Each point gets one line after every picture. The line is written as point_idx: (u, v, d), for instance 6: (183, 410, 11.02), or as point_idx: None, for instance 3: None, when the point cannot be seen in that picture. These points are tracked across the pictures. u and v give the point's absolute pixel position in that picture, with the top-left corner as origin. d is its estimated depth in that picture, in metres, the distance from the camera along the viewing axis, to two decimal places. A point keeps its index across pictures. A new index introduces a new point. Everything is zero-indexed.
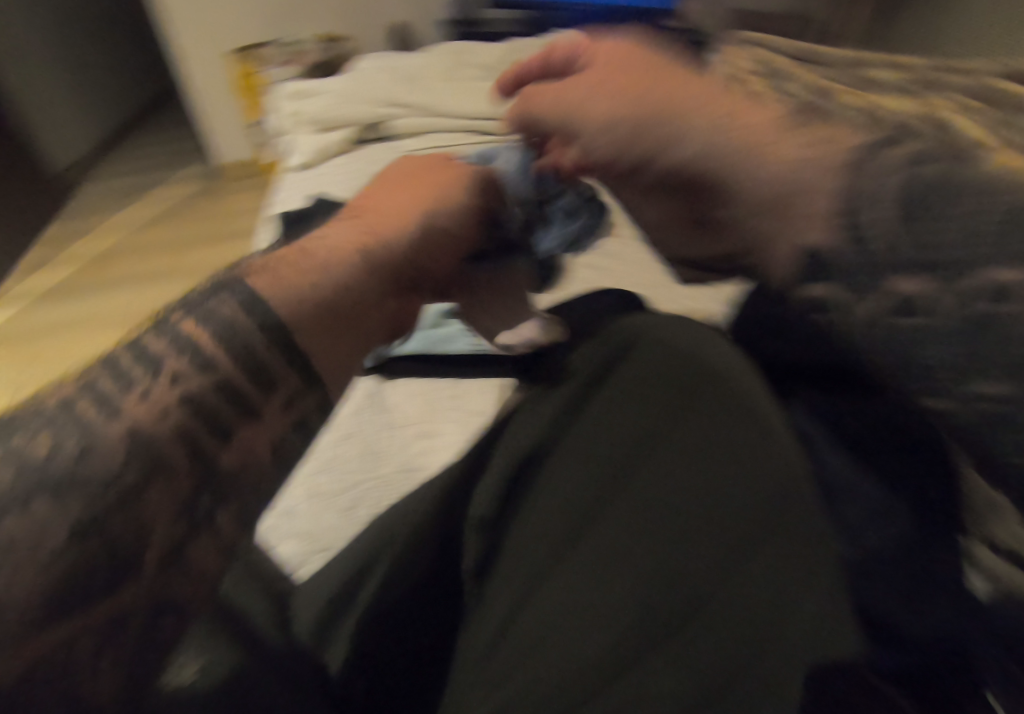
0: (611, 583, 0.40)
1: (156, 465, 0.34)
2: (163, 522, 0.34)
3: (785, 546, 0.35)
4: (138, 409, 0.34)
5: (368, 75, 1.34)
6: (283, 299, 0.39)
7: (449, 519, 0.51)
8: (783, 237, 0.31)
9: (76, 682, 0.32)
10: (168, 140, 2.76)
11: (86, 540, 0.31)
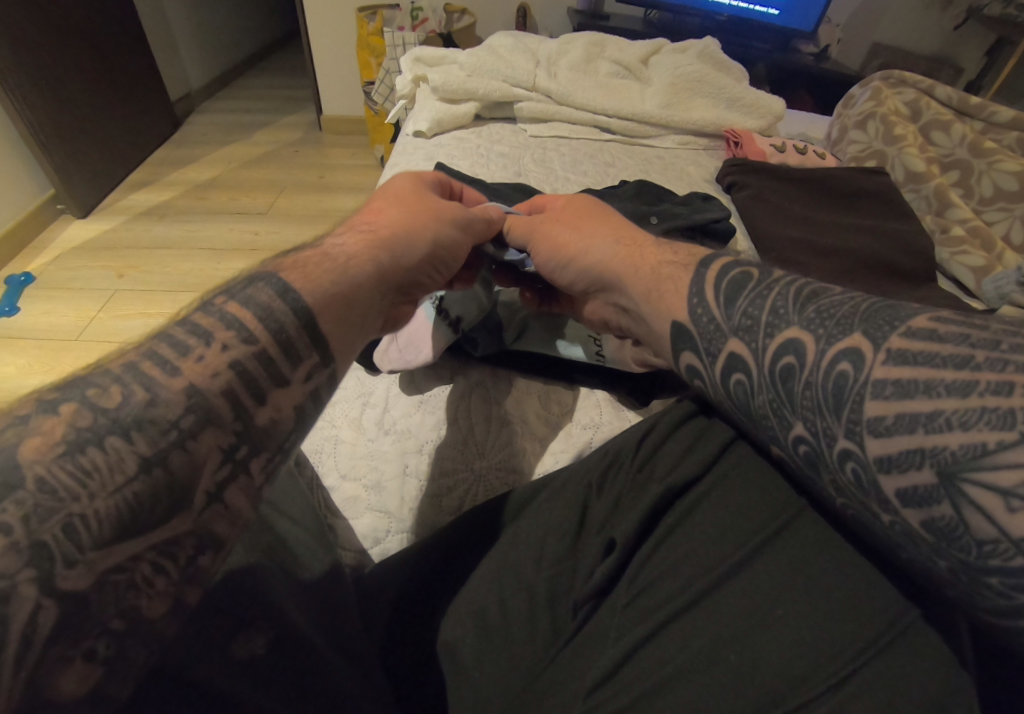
0: (756, 654, 0.37)
1: (202, 417, 0.35)
2: (206, 464, 0.35)
3: (906, 657, 0.36)
4: (195, 372, 0.35)
5: (499, 51, 1.30)
6: (303, 281, 0.42)
7: (565, 534, 0.47)
8: (693, 346, 0.46)
9: (134, 598, 0.32)
10: (284, 73, 2.80)
11: (140, 479, 0.32)
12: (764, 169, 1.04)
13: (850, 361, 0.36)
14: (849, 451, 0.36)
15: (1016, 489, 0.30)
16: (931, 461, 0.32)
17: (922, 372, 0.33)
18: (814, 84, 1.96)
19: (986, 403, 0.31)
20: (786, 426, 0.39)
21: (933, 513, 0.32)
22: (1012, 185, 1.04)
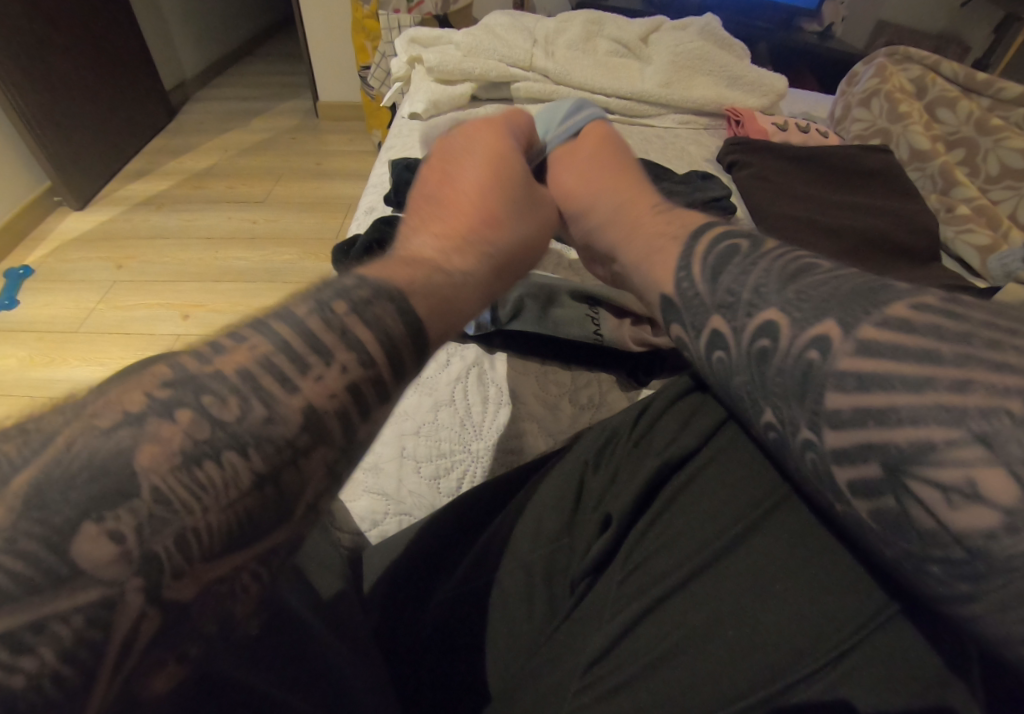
0: (751, 620, 0.38)
1: (323, 428, 0.32)
2: (315, 477, 0.32)
3: (909, 629, 0.36)
4: (315, 390, 0.32)
5: (496, 30, 1.28)
6: (427, 303, 0.38)
7: (565, 503, 0.47)
8: (679, 320, 0.44)
9: (230, 609, 0.30)
10: (280, 60, 2.77)
11: (251, 495, 0.30)
12: (766, 148, 1.02)
13: (818, 349, 0.34)
14: (809, 441, 0.34)
15: (954, 484, 0.28)
16: (879, 456, 0.30)
17: (882, 364, 0.31)
18: (817, 63, 1.93)
19: (940, 401, 0.29)
20: (758, 412, 0.38)
21: (879, 507, 0.31)
22: (1018, 162, 1.02)
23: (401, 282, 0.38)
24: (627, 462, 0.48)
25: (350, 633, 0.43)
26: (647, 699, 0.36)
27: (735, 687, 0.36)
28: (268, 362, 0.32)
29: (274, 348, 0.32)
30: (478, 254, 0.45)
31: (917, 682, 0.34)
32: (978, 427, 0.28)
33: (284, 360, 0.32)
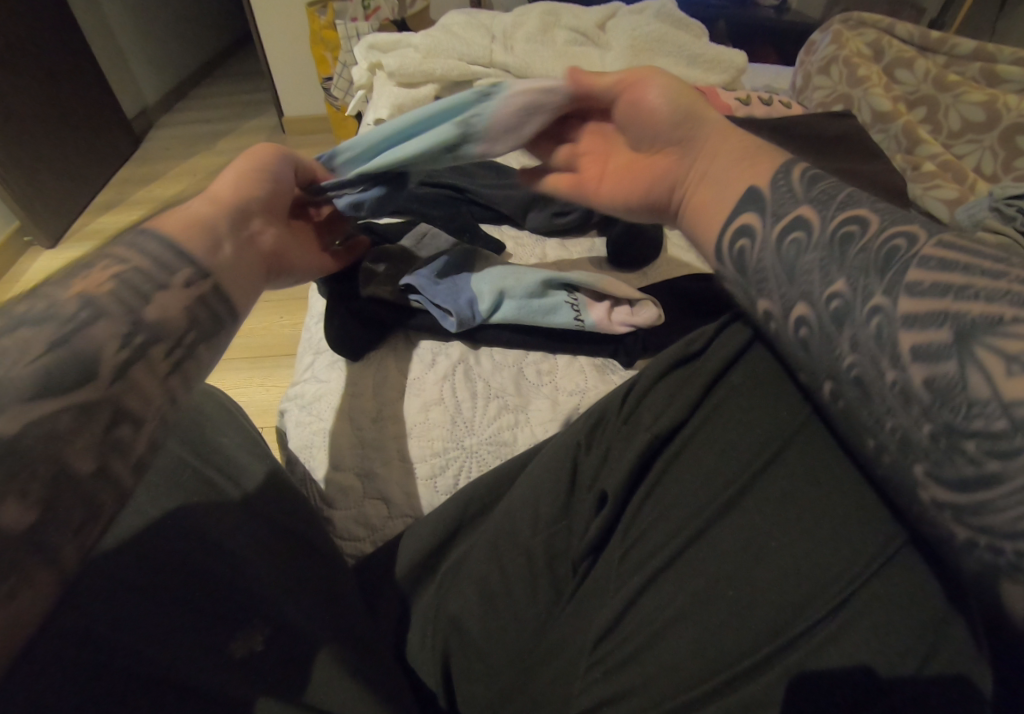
0: (747, 584, 0.39)
1: (172, 277, 0.44)
2: (179, 323, 0.44)
3: (898, 576, 0.37)
4: (79, 286, 0.42)
5: (453, 29, 1.28)
6: (204, 248, 0.47)
7: (569, 471, 0.47)
8: (761, 207, 0.43)
9: (66, 463, 0.37)
10: (241, 78, 2.74)
11: (122, 350, 0.40)
12: (732, 121, 1.03)
13: (906, 239, 0.37)
14: (880, 306, 0.36)
15: (1016, 354, 0.30)
16: (953, 323, 0.33)
17: (967, 257, 0.34)
18: (776, 36, 1.94)
19: (1013, 288, 0.32)
20: (827, 280, 0.39)
21: (937, 370, 0.33)
22: (978, 116, 1.04)
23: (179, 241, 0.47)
24: (615, 436, 0.48)
25: (352, 637, 0.44)
26: (655, 664, 0.38)
27: (737, 650, 0.37)
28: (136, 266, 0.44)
29: (147, 243, 0.45)
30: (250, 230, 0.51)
31: (917, 627, 0.36)
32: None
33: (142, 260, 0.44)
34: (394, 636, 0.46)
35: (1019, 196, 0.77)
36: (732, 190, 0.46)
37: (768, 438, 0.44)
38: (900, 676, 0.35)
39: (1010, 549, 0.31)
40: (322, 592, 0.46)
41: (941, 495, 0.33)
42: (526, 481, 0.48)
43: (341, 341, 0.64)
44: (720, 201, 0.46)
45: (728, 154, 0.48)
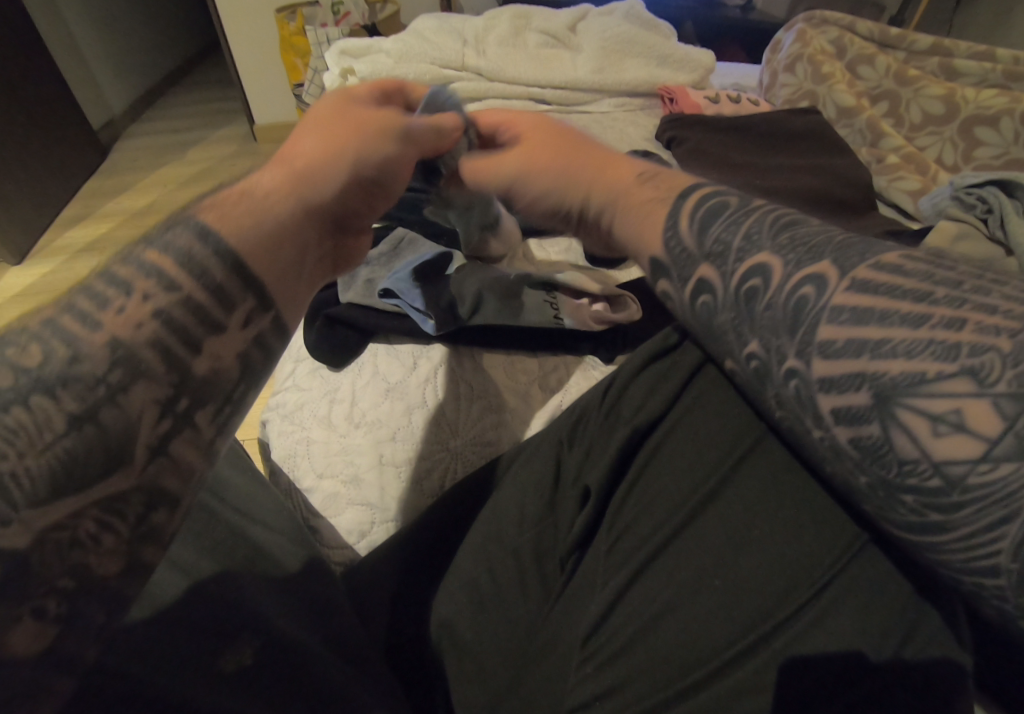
0: (733, 574, 0.40)
1: (230, 316, 0.37)
2: (231, 377, 0.37)
3: (874, 562, 0.39)
4: (116, 323, 0.33)
5: (422, 34, 1.28)
6: (258, 244, 0.39)
7: (546, 476, 0.48)
8: (668, 272, 0.45)
9: (86, 561, 0.31)
10: (211, 86, 2.71)
11: (162, 420, 0.34)
12: (703, 119, 1.05)
13: (814, 286, 0.36)
14: (795, 369, 0.36)
15: (943, 413, 0.30)
16: (870, 383, 0.32)
17: (880, 302, 0.33)
18: (742, 35, 1.97)
19: (934, 335, 0.31)
20: (742, 341, 0.39)
21: (861, 431, 0.33)
22: (938, 109, 1.08)
23: (221, 225, 0.38)
24: (589, 436, 0.49)
25: (341, 645, 0.44)
26: (646, 656, 0.39)
27: (719, 643, 0.38)
28: (189, 302, 0.35)
29: (211, 253, 0.36)
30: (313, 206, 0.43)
31: (894, 608, 0.37)
32: (968, 360, 0.29)
33: (196, 288, 0.35)
34: (384, 636, 0.47)
35: (978, 185, 0.80)
36: (635, 219, 0.48)
37: (736, 427, 0.45)
38: (880, 655, 0.36)
39: (968, 581, 0.30)
40: (313, 605, 0.45)
41: (888, 524, 0.34)
42: (497, 501, 0.48)
43: (322, 350, 0.63)
44: (631, 230, 0.48)
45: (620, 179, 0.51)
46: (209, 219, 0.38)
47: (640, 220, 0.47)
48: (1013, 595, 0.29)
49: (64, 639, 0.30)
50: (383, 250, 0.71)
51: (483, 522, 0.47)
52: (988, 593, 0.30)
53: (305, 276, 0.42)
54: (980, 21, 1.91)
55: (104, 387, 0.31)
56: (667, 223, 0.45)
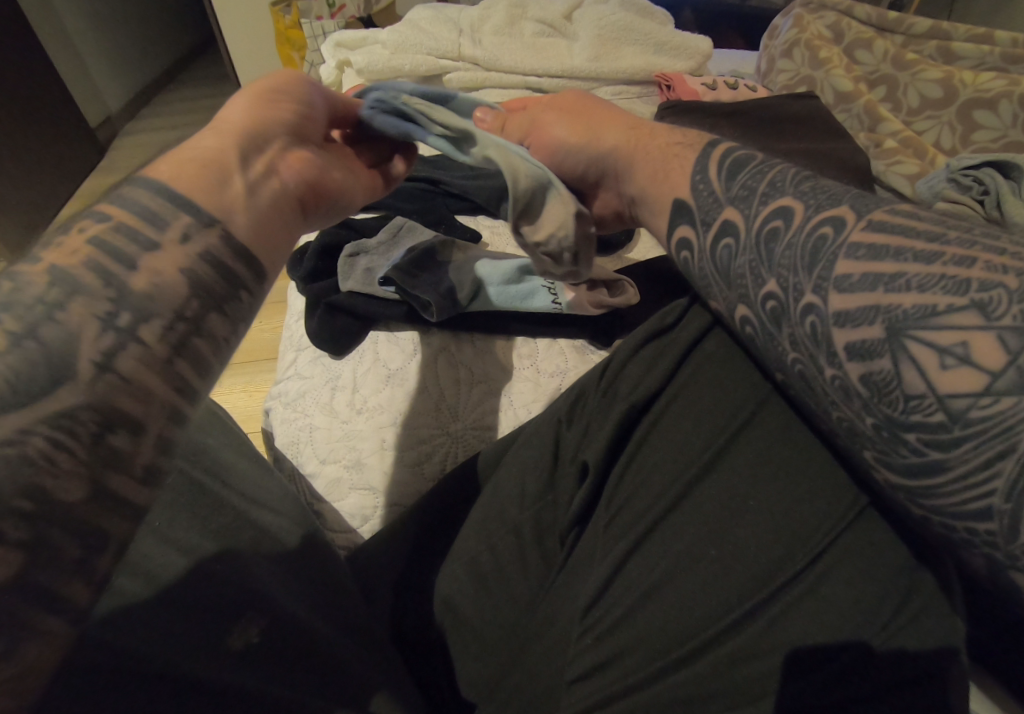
0: (730, 545, 0.40)
1: (166, 234, 0.35)
2: (180, 294, 0.35)
3: (869, 533, 0.39)
4: (55, 255, 0.33)
5: (417, 24, 1.27)
6: (196, 176, 0.38)
7: (550, 449, 0.49)
8: (691, 218, 0.47)
9: (40, 482, 0.29)
10: (207, 82, 2.70)
11: (103, 336, 0.32)
12: (702, 106, 1.04)
13: (833, 225, 0.38)
14: (812, 306, 0.37)
15: (950, 346, 0.31)
16: (884, 317, 0.34)
17: (895, 240, 0.35)
18: (738, 23, 1.97)
19: (946, 271, 0.33)
20: (759, 283, 0.41)
21: (872, 367, 0.34)
22: (935, 93, 1.08)
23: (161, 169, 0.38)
24: (595, 406, 0.49)
25: (347, 626, 0.45)
26: (643, 628, 0.40)
27: (717, 613, 0.39)
28: (120, 226, 0.35)
29: (149, 193, 0.36)
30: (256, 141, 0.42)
31: (888, 577, 0.38)
32: (977, 295, 0.31)
33: (126, 219, 0.35)
34: (390, 621, 0.47)
35: (974, 167, 0.80)
36: (660, 178, 0.50)
37: (732, 403, 0.46)
38: (876, 629, 0.37)
39: (960, 527, 0.32)
40: (320, 586, 0.46)
41: (887, 469, 0.35)
42: (498, 482, 0.49)
43: (323, 338, 0.64)
44: (655, 190, 0.50)
45: (649, 143, 0.53)
46: (155, 176, 0.37)
47: (665, 179, 0.50)
48: (1003, 542, 0.31)
49: (33, 566, 0.28)
50: (382, 238, 0.71)
51: (486, 500, 0.49)
52: (980, 542, 0.32)
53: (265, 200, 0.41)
54: (980, 6, 1.90)
55: (41, 305, 0.31)
56: (692, 181, 0.47)
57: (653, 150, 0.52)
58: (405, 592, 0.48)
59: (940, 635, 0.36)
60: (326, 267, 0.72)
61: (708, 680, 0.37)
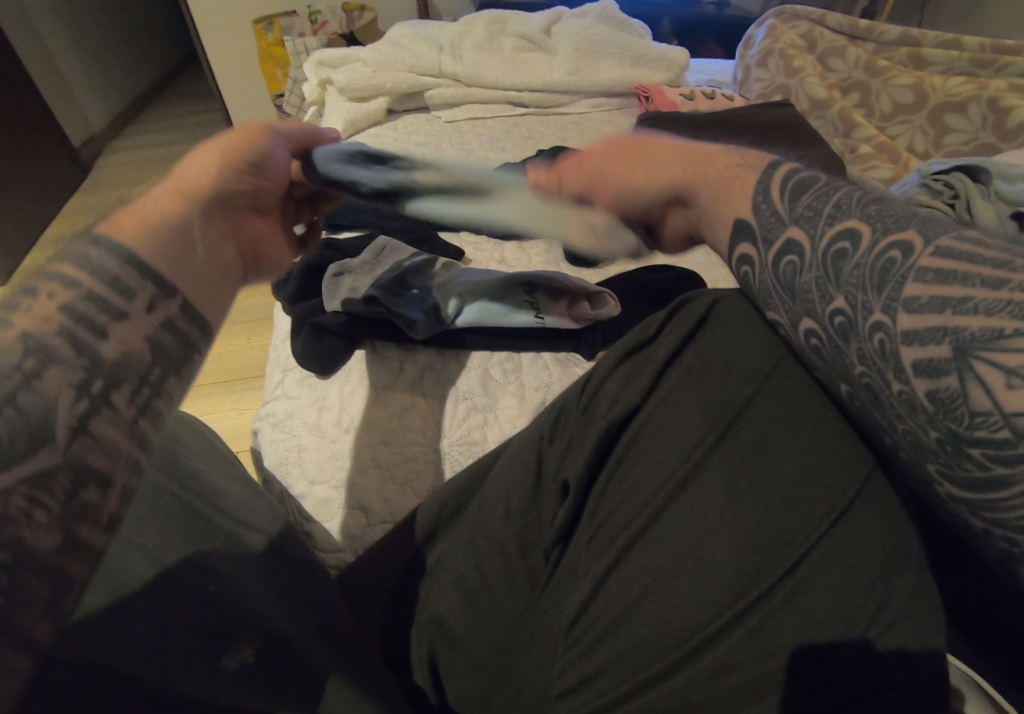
0: (710, 559, 0.41)
1: (131, 303, 0.38)
2: (144, 359, 0.39)
3: (847, 538, 0.40)
4: (24, 321, 0.34)
5: (398, 42, 1.28)
6: (170, 253, 0.41)
7: (533, 468, 0.49)
8: (751, 236, 0.48)
9: (18, 533, 0.31)
10: (192, 100, 2.71)
11: (79, 400, 0.35)
12: (680, 116, 1.06)
13: (901, 250, 0.40)
14: (880, 324, 0.39)
15: (1017, 367, 0.33)
16: (952, 338, 0.35)
17: (962, 265, 0.37)
18: (717, 32, 2.00)
19: (1014, 297, 0.34)
20: (827, 299, 0.42)
21: (939, 384, 0.36)
22: (907, 98, 1.11)
23: (130, 236, 0.40)
24: (572, 426, 0.50)
25: (331, 638, 0.45)
26: (626, 642, 0.40)
27: (696, 623, 0.40)
28: (89, 295, 0.37)
29: (114, 259, 0.38)
30: (214, 210, 0.46)
31: (864, 584, 0.39)
32: None
33: (95, 283, 0.37)
34: (379, 630, 0.49)
35: (945, 171, 0.82)
36: (716, 199, 0.51)
37: (710, 416, 0.47)
38: (856, 629, 0.38)
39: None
40: (300, 596, 0.47)
41: (948, 479, 0.38)
42: (481, 503, 0.49)
43: (310, 358, 0.65)
44: (711, 209, 0.51)
45: (708, 163, 0.52)
46: (105, 231, 0.40)
47: (719, 202, 0.50)
48: None
49: (7, 608, 0.30)
50: (366, 257, 0.72)
51: (476, 512, 0.49)
52: None
53: (214, 268, 0.45)
54: (948, 11, 1.95)
55: (18, 374, 0.33)
56: (750, 202, 0.49)
57: (712, 173, 0.51)
58: (401, 601, 0.49)
59: (917, 628, 0.37)
60: (310, 287, 0.73)
61: (687, 693, 0.38)
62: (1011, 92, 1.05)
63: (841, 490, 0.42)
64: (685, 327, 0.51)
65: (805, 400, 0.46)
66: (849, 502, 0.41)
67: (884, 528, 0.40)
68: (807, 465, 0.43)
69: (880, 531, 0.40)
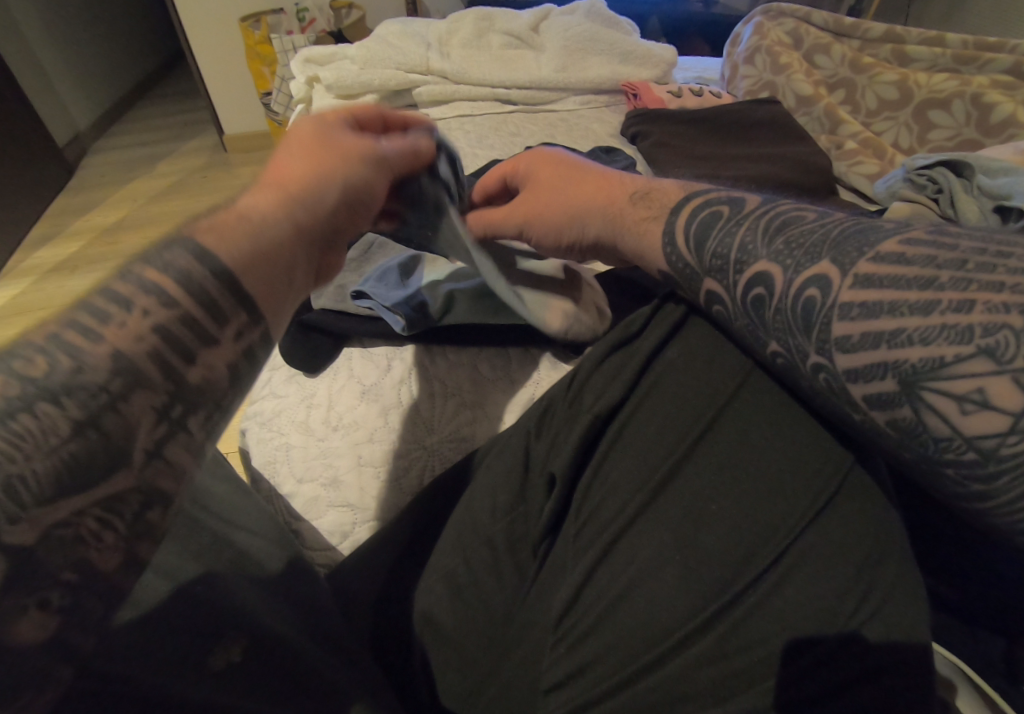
0: (696, 548, 0.41)
1: (223, 330, 0.36)
2: (221, 385, 0.37)
3: (832, 524, 0.41)
4: (116, 335, 0.32)
5: (384, 41, 1.28)
6: (261, 275, 0.38)
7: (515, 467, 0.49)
8: (680, 288, 0.51)
9: (85, 552, 0.30)
10: (179, 99, 2.68)
11: (159, 425, 0.33)
12: (667, 113, 1.07)
13: (818, 287, 0.40)
14: (820, 363, 0.40)
15: (967, 393, 0.34)
16: (894, 371, 0.36)
17: (885, 295, 0.37)
18: (704, 30, 2.01)
19: (947, 320, 0.35)
20: (763, 343, 0.44)
21: (895, 414, 0.36)
22: (892, 94, 1.12)
23: (229, 255, 0.37)
24: (544, 435, 0.50)
25: (327, 639, 0.45)
26: (616, 633, 0.40)
27: (685, 612, 0.40)
28: (184, 316, 0.34)
29: (207, 270, 0.36)
30: (308, 224, 0.43)
31: (851, 570, 0.39)
32: (984, 341, 0.33)
33: (192, 303, 0.35)
34: (371, 630, 0.48)
35: (928, 165, 0.83)
36: (641, 245, 0.54)
37: (692, 410, 0.47)
38: (841, 620, 0.38)
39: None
40: (292, 600, 0.46)
41: (930, 484, 0.38)
42: (461, 509, 0.49)
43: (294, 356, 0.63)
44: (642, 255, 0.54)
45: (628, 209, 0.55)
46: (204, 244, 0.37)
47: (646, 250, 0.53)
48: None
49: (66, 629, 0.30)
50: (354, 256, 0.73)
51: (462, 509, 0.49)
52: None
53: (295, 289, 0.42)
54: (932, 10, 1.97)
55: (104, 395, 0.31)
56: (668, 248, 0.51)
57: (631, 223, 0.55)
58: (389, 601, 0.49)
59: (910, 618, 0.38)
60: None
61: (678, 683, 0.38)
62: (992, 88, 1.06)
63: (829, 481, 0.42)
64: (669, 319, 0.52)
65: (789, 390, 0.46)
66: (834, 491, 0.42)
67: (868, 518, 0.41)
68: (789, 455, 0.43)
69: (861, 523, 0.41)
